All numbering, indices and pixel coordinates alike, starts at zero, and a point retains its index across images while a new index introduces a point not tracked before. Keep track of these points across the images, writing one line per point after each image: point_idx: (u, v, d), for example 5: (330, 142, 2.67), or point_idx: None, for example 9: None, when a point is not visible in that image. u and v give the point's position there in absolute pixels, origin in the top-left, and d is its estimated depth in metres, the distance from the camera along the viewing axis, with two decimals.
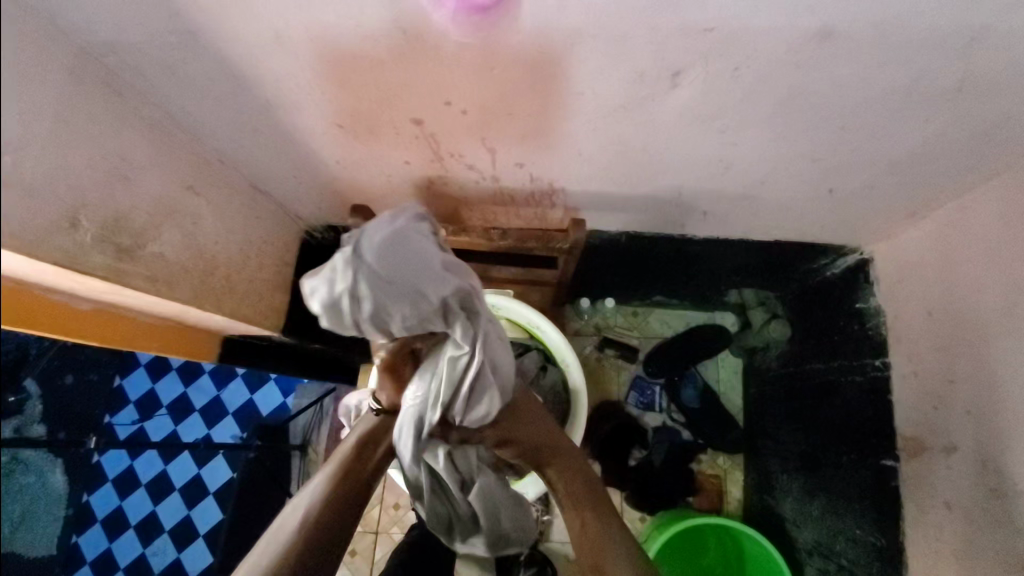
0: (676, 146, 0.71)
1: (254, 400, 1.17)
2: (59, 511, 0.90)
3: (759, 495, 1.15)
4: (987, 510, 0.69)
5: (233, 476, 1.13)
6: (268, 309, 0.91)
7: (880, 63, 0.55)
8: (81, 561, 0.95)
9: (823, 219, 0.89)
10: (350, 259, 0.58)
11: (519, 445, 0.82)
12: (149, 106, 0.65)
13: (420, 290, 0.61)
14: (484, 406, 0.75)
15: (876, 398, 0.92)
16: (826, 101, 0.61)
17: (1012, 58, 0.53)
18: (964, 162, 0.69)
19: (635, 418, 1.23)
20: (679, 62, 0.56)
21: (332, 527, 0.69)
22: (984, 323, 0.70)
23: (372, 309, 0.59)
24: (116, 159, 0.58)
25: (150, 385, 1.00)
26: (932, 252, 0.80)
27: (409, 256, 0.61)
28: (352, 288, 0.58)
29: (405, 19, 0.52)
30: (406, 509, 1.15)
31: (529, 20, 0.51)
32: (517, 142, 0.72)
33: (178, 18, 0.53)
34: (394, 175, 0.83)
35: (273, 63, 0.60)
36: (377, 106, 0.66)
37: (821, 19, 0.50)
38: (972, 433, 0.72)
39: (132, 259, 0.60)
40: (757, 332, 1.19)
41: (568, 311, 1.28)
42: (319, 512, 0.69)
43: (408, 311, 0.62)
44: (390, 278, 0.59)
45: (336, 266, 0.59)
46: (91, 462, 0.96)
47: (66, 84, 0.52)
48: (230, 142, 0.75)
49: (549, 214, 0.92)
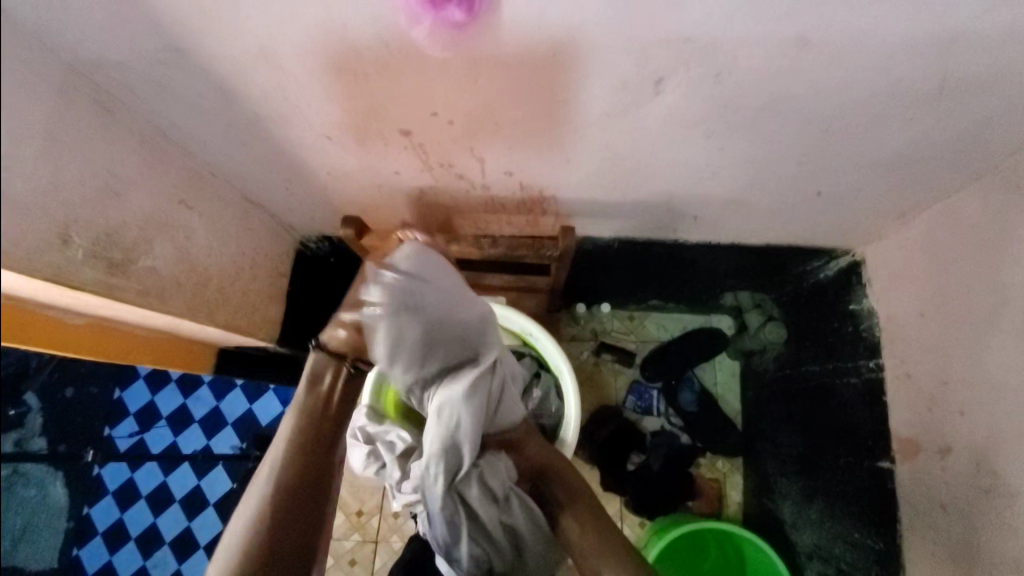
0: (663, 152, 0.72)
1: (253, 410, 1.15)
2: (60, 523, 1.00)
3: (759, 499, 1.15)
4: (982, 511, 0.69)
5: (232, 488, 1.11)
6: (261, 321, 0.92)
7: (860, 69, 0.55)
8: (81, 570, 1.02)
9: (813, 222, 0.89)
10: (398, 272, 0.69)
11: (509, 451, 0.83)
12: (138, 122, 0.66)
13: (456, 300, 0.72)
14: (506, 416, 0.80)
15: (871, 401, 0.90)
16: (808, 105, 0.61)
17: (989, 61, 0.53)
18: (951, 161, 0.69)
19: (634, 423, 1.23)
20: (661, 70, 0.57)
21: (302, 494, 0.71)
22: (975, 323, 0.70)
23: (418, 312, 0.68)
24: (106, 175, 0.59)
25: (150, 397, 1.10)
26: (922, 253, 0.80)
27: (442, 275, 0.72)
28: (400, 293, 0.68)
29: (387, 34, 0.53)
30: (406, 518, 1.15)
31: (509, 33, 0.52)
32: (506, 151, 0.73)
33: (164, 37, 0.54)
34: (385, 186, 0.83)
35: (258, 79, 0.61)
36: (365, 118, 0.67)
37: (797, 25, 0.50)
38: (965, 433, 0.72)
39: (124, 274, 0.61)
40: (753, 335, 1.18)
41: (564, 316, 1.29)
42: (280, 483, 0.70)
43: (446, 319, 0.70)
44: (431, 288, 0.70)
45: (386, 283, 0.69)
46: (91, 474, 1.07)
47: (56, 102, 0.53)
48: (222, 155, 0.76)
49: (541, 221, 0.92)
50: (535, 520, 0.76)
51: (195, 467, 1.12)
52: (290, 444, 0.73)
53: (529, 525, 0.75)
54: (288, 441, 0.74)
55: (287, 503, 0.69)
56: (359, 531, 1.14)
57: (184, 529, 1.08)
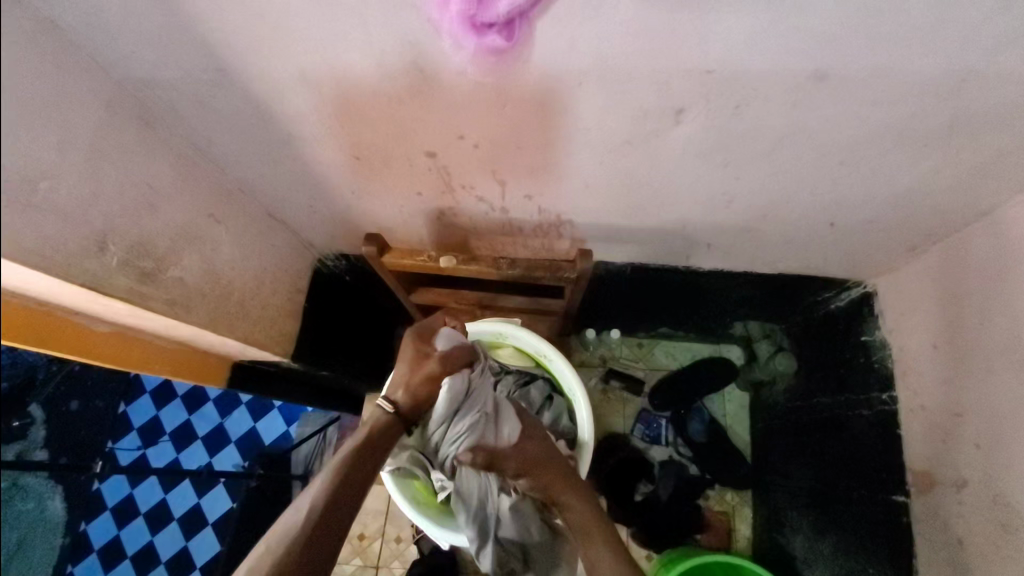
0: (681, 180, 0.74)
1: (256, 429, 1.26)
2: (54, 539, 0.93)
3: (769, 533, 1.13)
4: (1000, 547, 0.67)
5: (233, 506, 1.17)
6: (280, 335, 0.92)
7: (873, 104, 0.57)
8: (88, 548, 1.00)
9: (824, 252, 0.91)
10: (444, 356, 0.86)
11: (537, 476, 0.86)
12: (176, 138, 0.68)
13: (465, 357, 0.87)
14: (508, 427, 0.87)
15: (884, 433, 0.89)
16: (824, 136, 0.63)
17: (1003, 98, 0.55)
18: (965, 197, 0.70)
19: (641, 451, 1.23)
20: (681, 101, 0.59)
21: (319, 549, 0.66)
22: (989, 355, 0.71)
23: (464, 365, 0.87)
24: (144, 188, 0.61)
25: (155, 411, 1.14)
26: (935, 284, 0.81)
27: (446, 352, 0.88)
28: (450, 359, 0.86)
29: (422, 59, 0.55)
30: (408, 544, 1.13)
31: (540, 62, 0.54)
32: (526, 176, 0.75)
33: (211, 57, 0.57)
34: (406, 207, 0.86)
35: (296, 100, 0.63)
36: (391, 140, 0.69)
37: (814, 61, 0.52)
38: (982, 467, 0.71)
39: (152, 283, 0.62)
40: (763, 366, 1.20)
41: (574, 341, 1.30)
42: (307, 525, 0.67)
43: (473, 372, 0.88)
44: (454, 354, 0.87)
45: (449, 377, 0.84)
46: (91, 490, 1.03)
47: (101, 116, 0.56)
48: (250, 172, 0.79)
49: (556, 245, 0.94)
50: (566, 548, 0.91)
51: (195, 485, 1.16)
52: (327, 495, 0.70)
53: (538, 560, 0.90)
54: (343, 460, 0.74)
55: (323, 524, 0.68)
56: (360, 555, 1.12)
57: (181, 548, 1.11)
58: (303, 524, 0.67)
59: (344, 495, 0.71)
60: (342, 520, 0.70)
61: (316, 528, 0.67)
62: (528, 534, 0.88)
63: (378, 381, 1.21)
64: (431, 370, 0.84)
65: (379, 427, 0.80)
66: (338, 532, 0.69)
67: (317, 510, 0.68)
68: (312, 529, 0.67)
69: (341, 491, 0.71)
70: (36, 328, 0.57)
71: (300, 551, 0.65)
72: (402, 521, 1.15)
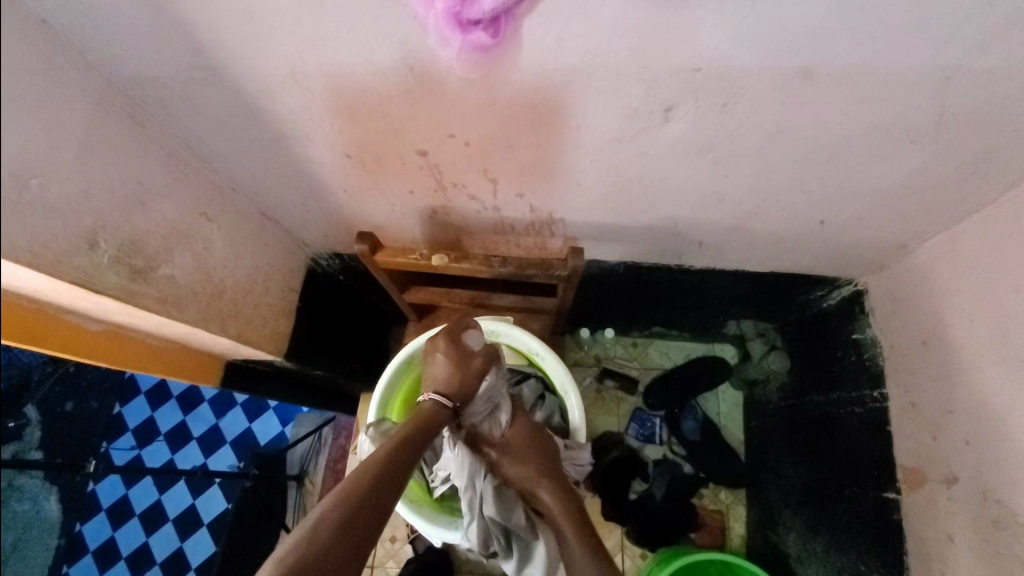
0: (670, 178, 0.74)
1: (253, 429, 1.25)
2: (49, 542, 0.96)
3: (762, 531, 1.14)
4: (989, 543, 0.68)
5: (227, 506, 1.14)
6: (273, 334, 0.92)
7: (859, 101, 0.58)
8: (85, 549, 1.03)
9: (814, 250, 0.91)
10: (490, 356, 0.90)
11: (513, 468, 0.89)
12: (168, 137, 0.69)
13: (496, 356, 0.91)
14: (502, 418, 0.92)
15: (875, 431, 0.89)
16: (811, 134, 0.64)
17: (986, 96, 0.56)
18: (952, 194, 0.71)
19: (635, 451, 1.23)
20: (669, 98, 0.59)
21: (343, 549, 0.59)
22: (976, 351, 0.71)
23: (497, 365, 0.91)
24: (134, 185, 0.61)
25: (150, 413, 1.20)
26: (924, 282, 0.82)
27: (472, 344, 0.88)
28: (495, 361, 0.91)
29: (413, 59, 0.56)
30: (403, 543, 1.13)
31: (528, 59, 0.55)
32: (516, 175, 0.76)
33: (200, 55, 0.57)
34: (399, 205, 0.86)
35: (287, 97, 0.63)
36: (384, 138, 0.70)
37: (798, 57, 0.53)
38: (971, 463, 0.72)
39: (144, 280, 0.62)
40: (757, 364, 1.21)
41: (568, 341, 1.30)
42: (329, 523, 0.60)
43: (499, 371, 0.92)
44: (490, 351, 0.90)
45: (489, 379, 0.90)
46: (86, 491, 1.11)
47: (92, 114, 0.56)
48: (243, 171, 0.79)
49: (549, 244, 0.95)
50: (540, 544, 0.89)
51: (191, 486, 1.17)
52: (347, 497, 0.63)
53: (517, 549, 0.89)
54: (368, 462, 0.69)
55: (350, 525, 0.61)
56: None
57: (176, 549, 1.09)
58: (327, 521, 0.60)
59: (370, 497, 0.65)
60: (388, 497, 0.68)
61: (343, 530, 0.60)
62: (508, 520, 0.88)
63: (372, 380, 1.22)
64: (480, 365, 0.88)
65: (435, 418, 0.82)
66: (359, 539, 0.61)
67: (342, 511, 0.61)
68: (338, 528, 0.60)
69: (366, 493, 0.65)
70: (29, 326, 0.57)
71: (319, 552, 0.57)
72: (398, 520, 1.14)
